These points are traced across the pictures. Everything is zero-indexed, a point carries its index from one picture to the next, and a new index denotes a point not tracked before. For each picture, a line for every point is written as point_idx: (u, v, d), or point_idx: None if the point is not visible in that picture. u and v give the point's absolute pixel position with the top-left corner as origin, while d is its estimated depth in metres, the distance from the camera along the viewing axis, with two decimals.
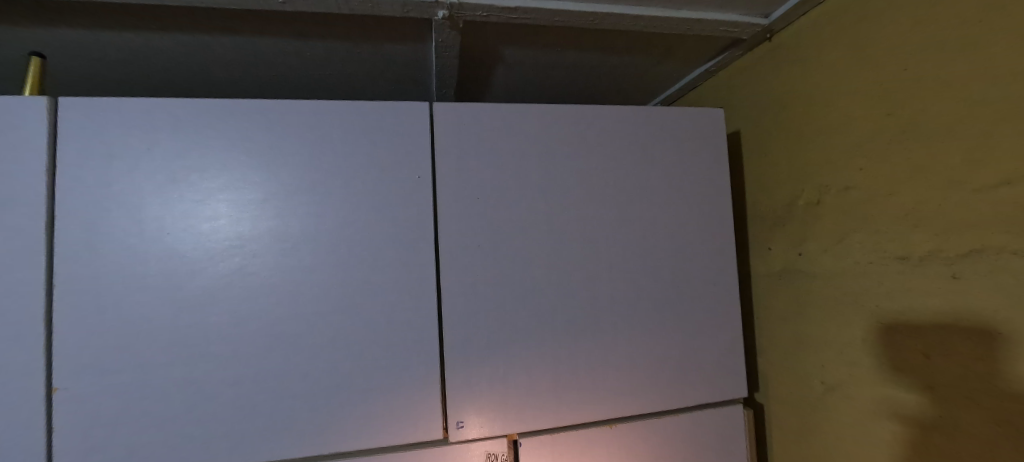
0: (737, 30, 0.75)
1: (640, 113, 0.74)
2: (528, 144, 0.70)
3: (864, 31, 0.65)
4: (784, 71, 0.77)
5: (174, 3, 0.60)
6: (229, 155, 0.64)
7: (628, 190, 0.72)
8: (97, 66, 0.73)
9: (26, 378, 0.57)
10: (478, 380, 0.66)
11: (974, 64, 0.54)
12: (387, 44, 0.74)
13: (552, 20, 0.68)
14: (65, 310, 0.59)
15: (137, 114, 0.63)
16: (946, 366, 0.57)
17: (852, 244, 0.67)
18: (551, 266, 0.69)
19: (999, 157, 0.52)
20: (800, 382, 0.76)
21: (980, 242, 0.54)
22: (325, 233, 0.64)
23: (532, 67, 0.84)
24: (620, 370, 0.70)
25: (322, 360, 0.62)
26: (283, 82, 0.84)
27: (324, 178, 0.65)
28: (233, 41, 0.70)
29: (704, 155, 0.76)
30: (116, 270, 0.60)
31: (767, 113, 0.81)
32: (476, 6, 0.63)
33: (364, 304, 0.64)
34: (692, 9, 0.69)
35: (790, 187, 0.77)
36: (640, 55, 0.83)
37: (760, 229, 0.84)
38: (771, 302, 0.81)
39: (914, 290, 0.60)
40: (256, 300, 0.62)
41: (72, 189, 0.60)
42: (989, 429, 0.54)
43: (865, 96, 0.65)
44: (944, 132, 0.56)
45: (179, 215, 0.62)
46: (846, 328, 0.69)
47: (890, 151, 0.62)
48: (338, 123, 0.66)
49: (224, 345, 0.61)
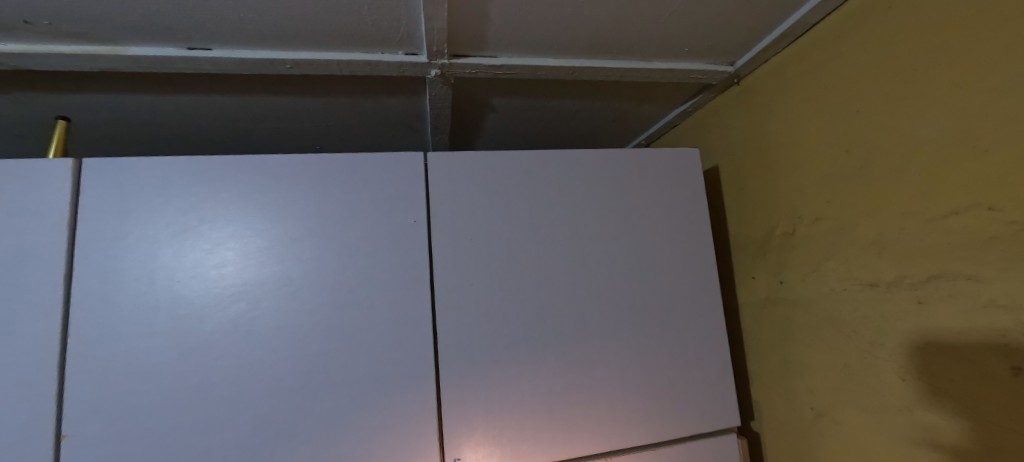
0: (706, 76, 0.90)
1: (632, 158, 0.84)
2: (513, 189, 0.78)
3: (821, 80, 0.77)
4: (754, 116, 0.90)
5: (202, 67, 0.70)
6: (237, 207, 0.69)
7: (618, 230, 0.81)
8: (123, 110, 0.82)
9: (37, 426, 0.60)
10: (474, 415, 0.70)
11: (913, 109, 0.64)
12: (389, 99, 0.89)
13: (535, 74, 0.82)
14: (76, 361, 0.62)
15: (150, 170, 0.68)
16: (921, 388, 0.65)
17: (826, 272, 0.77)
18: (541, 304, 0.75)
19: (949, 193, 0.60)
20: (793, 409, 0.83)
21: (938, 270, 0.62)
22: (328, 276, 0.69)
23: (516, 111, 0.99)
24: (610, 387, 0.75)
25: (326, 407, 0.66)
26: (291, 123, 0.94)
27: (326, 224, 0.70)
28: (254, 98, 0.83)
29: (683, 190, 0.85)
30: (129, 317, 0.64)
31: (744, 151, 0.93)
32: (465, 65, 0.77)
33: (366, 347, 0.68)
34: (660, 60, 0.84)
35: (768, 218, 0.88)
36: (613, 100, 0.99)
37: (745, 261, 0.94)
38: (760, 334, 0.91)
39: (881, 311, 0.69)
40: (260, 344, 0.66)
41: (91, 243, 0.64)
42: (965, 446, 0.61)
43: (827, 137, 0.75)
44: (897, 170, 0.66)
45: (190, 264, 0.66)
46: (827, 350, 0.77)
47: (852, 187, 0.72)
48: (341, 172, 0.72)
49: (231, 392, 0.64)
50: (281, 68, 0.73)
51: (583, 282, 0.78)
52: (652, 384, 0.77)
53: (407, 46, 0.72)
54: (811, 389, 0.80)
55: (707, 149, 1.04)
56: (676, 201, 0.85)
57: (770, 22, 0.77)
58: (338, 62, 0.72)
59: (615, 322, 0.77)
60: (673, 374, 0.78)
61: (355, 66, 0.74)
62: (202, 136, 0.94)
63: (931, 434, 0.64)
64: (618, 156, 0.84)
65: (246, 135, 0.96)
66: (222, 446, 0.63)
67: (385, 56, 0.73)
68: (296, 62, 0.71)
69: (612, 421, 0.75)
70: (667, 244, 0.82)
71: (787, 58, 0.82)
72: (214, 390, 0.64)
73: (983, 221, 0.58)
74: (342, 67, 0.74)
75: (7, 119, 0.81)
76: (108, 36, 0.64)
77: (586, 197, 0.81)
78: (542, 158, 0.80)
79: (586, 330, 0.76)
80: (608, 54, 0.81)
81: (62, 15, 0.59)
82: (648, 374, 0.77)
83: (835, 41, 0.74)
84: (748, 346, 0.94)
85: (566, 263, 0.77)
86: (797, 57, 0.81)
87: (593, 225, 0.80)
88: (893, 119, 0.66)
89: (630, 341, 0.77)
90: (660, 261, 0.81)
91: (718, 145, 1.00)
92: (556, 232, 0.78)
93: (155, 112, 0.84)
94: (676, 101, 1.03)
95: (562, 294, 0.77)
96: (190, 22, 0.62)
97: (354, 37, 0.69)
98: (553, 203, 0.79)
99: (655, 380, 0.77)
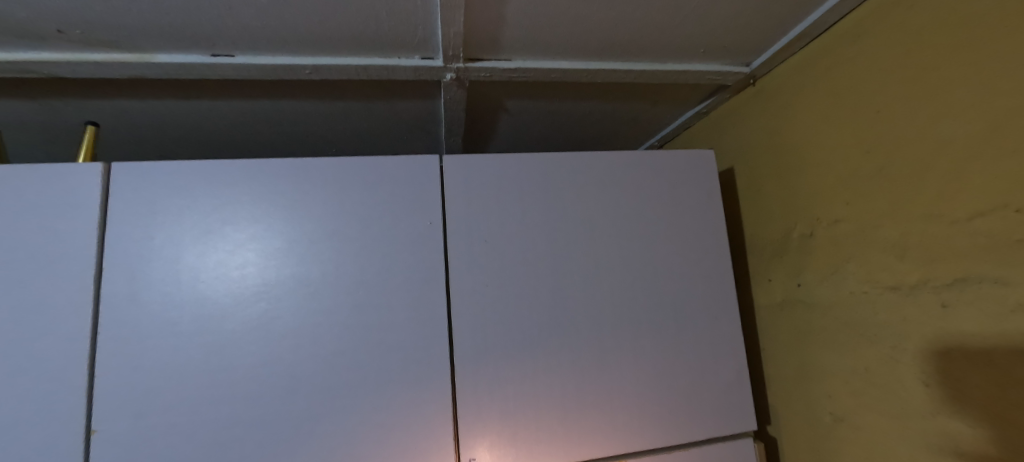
0: (721, 77, 0.89)
1: (647, 159, 0.84)
2: (528, 191, 0.79)
3: (840, 80, 0.76)
4: (770, 117, 0.89)
5: (225, 73, 0.72)
6: (258, 209, 0.70)
7: (633, 232, 0.81)
8: (149, 115, 0.85)
9: (68, 421, 0.62)
10: (489, 416, 0.71)
11: (935, 109, 0.63)
12: (405, 102, 0.90)
13: (549, 76, 0.83)
14: (104, 359, 0.64)
15: (174, 173, 0.70)
16: (945, 394, 0.64)
17: (846, 274, 0.76)
18: (555, 306, 0.76)
19: (974, 194, 0.59)
20: (811, 414, 0.82)
21: (963, 273, 0.61)
22: (346, 276, 0.70)
23: (530, 113, 1.00)
24: (625, 390, 0.75)
25: (343, 406, 0.67)
26: (309, 127, 0.95)
27: (344, 226, 0.71)
28: (274, 103, 0.85)
29: (698, 191, 0.85)
30: (156, 316, 0.66)
31: (761, 151, 0.92)
32: (480, 69, 0.78)
33: (383, 347, 0.69)
34: (675, 61, 0.84)
35: (785, 220, 0.87)
36: (627, 101, 0.99)
37: (762, 263, 0.93)
38: (777, 337, 0.90)
39: (903, 315, 0.68)
40: (280, 343, 0.67)
41: (120, 244, 0.67)
42: (991, 454, 0.59)
43: (847, 138, 0.75)
44: (919, 172, 0.65)
45: (213, 264, 0.68)
46: (846, 353, 0.76)
47: (872, 188, 0.71)
48: (358, 174, 0.73)
49: (251, 391, 0.66)
50: (300, 73, 0.74)
51: (597, 283, 0.78)
52: (668, 387, 0.77)
53: (423, 51, 0.73)
54: (830, 393, 0.79)
55: (723, 150, 1.03)
56: (691, 203, 0.84)
57: (787, 22, 0.76)
58: (356, 67, 0.74)
59: (629, 323, 0.77)
60: (689, 377, 0.78)
61: (372, 71, 0.75)
62: (224, 140, 0.97)
63: (955, 441, 0.63)
64: (633, 158, 0.84)
65: (266, 139, 0.98)
66: (243, 444, 0.65)
67: (402, 60, 0.74)
68: (315, 67, 0.73)
69: (627, 423, 0.75)
70: (683, 246, 0.82)
71: (805, 58, 0.82)
72: (235, 388, 0.65)
73: (1008, 224, 0.56)
74: (360, 71, 0.75)
75: (40, 124, 0.84)
76: (136, 44, 0.66)
77: (600, 199, 0.81)
78: (555, 159, 0.81)
79: (599, 332, 0.76)
80: (622, 56, 0.81)
81: (93, 24, 0.62)
82: (663, 376, 0.77)
83: (854, 41, 0.73)
84: (765, 349, 0.93)
85: (580, 265, 0.77)
86: (815, 58, 0.80)
87: (606, 226, 0.80)
88: (914, 119, 0.65)
89: (645, 343, 0.77)
90: (675, 263, 0.81)
91: (733, 146, 0.99)
92: (569, 233, 0.78)
93: (180, 117, 0.86)
94: (691, 102, 1.03)
95: (575, 295, 0.77)
96: (213, 29, 0.64)
97: (372, 42, 0.70)
98: (566, 205, 0.79)
99: (670, 383, 0.77)
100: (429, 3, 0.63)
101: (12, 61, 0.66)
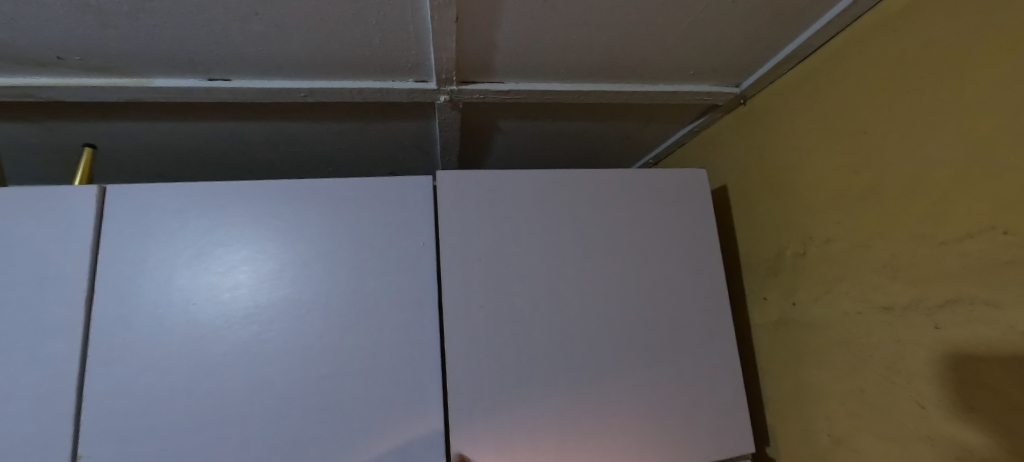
0: (712, 97, 0.90)
1: (639, 179, 0.85)
2: (521, 211, 0.79)
3: (828, 101, 0.77)
4: (761, 136, 0.90)
5: (220, 96, 0.73)
6: (252, 230, 0.70)
7: (626, 251, 0.81)
8: (145, 137, 0.86)
9: (54, 445, 0.61)
10: (481, 439, 0.70)
11: (921, 131, 0.64)
12: (400, 123, 0.91)
13: (541, 98, 0.84)
14: (93, 382, 0.63)
15: (169, 195, 0.70)
16: (943, 416, 0.63)
17: (840, 294, 0.75)
18: (549, 327, 0.75)
19: (963, 216, 0.60)
20: (809, 436, 0.81)
21: (955, 294, 0.61)
22: (338, 298, 0.70)
23: (524, 133, 1.01)
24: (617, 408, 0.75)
25: (334, 432, 0.66)
26: (305, 148, 0.96)
27: (337, 247, 0.72)
28: (270, 125, 0.86)
29: (692, 210, 0.85)
30: (146, 338, 0.65)
31: (752, 170, 0.93)
32: (473, 91, 0.79)
33: (374, 370, 0.69)
34: (666, 82, 0.85)
35: (778, 238, 0.87)
36: (620, 121, 1.01)
37: (756, 282, 0.93)
38: (773, 357, 0.89)
39: (897, 335, 0.67)
40: (270, 367, 0.67)
41: (113, 266, 0.67)
42: None
43: (836, 158, 0.75)
44: (908, 193, 0.65)
45: (206, 286, 0.68)
46: (842, 374, 0.75)
47: (862, 208, 0.71)
48: (352, 196, 0.74)
49: (240, 415, 0.65)
50: (296, 96, 0.75)
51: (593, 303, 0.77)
52: (664, 409, 0.76)
53: (417, 75, 0.74)
54: (828, 415, 0.78)
55: (716, 169, 1.03)
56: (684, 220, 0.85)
57: (774, 45, 0.77)
58: (350, 90, 0.75)
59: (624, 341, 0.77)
60: (685, 398, 0.77)
61: (367, 94, 0.76)
62: (221, 161, 0.97)
63: None
64: (626, 177, 0.84)
65: (262, 159, 0.99)
66: None
67: (396, 83, 0.75)
68: (310, 91, 0.74)
69: (623, 447, 0.73)
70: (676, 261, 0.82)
71: (793, 79, 0.83)
72: (223, 412, 0.65)
73: (997, 245, 0.57)
74: (354, 94, 0.76)
75: (38, 146, 0.85)
76: (134, 69, 0.67)
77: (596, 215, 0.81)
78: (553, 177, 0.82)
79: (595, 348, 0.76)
80: (613, 78, 0.82)
81: (91, 51, 0.63)
82: (658, 397, 0.76)
83: (840, 63, 0.75)
84: (761, 369, 0.92)
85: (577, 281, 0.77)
86: (803, 79, 0.81)
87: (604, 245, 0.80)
88: (901, 141, 0.66)
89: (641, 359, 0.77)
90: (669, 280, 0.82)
91: (726, 165, 1.00)
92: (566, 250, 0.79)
93: (176, 138, 0.87)
94: (683, 122, 1.04)
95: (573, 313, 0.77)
96: (209, 55, 0.65)
97: (366, 67, 0.71)
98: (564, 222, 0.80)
99: (666, 404, 0.76)
100: (421, 29, 0.64)
101: (10, 86, 0.67)
